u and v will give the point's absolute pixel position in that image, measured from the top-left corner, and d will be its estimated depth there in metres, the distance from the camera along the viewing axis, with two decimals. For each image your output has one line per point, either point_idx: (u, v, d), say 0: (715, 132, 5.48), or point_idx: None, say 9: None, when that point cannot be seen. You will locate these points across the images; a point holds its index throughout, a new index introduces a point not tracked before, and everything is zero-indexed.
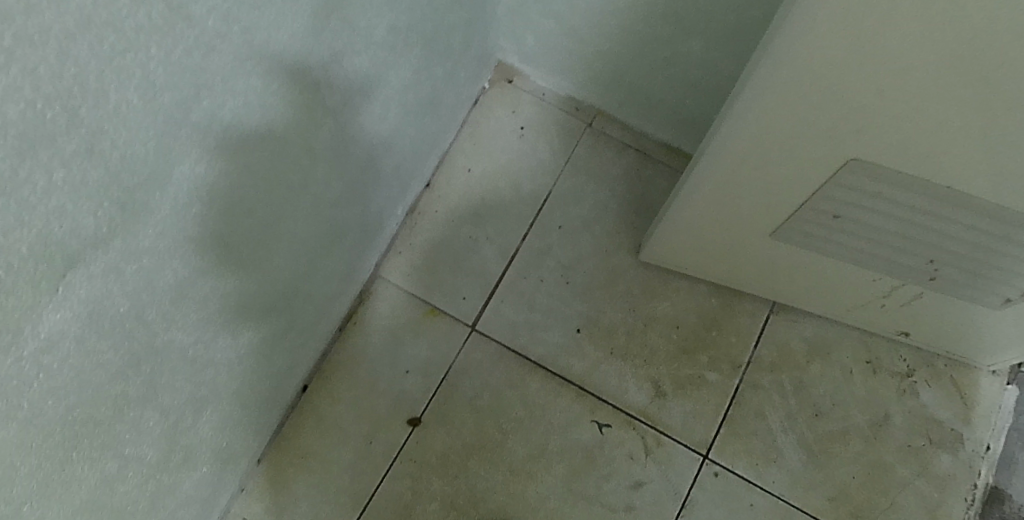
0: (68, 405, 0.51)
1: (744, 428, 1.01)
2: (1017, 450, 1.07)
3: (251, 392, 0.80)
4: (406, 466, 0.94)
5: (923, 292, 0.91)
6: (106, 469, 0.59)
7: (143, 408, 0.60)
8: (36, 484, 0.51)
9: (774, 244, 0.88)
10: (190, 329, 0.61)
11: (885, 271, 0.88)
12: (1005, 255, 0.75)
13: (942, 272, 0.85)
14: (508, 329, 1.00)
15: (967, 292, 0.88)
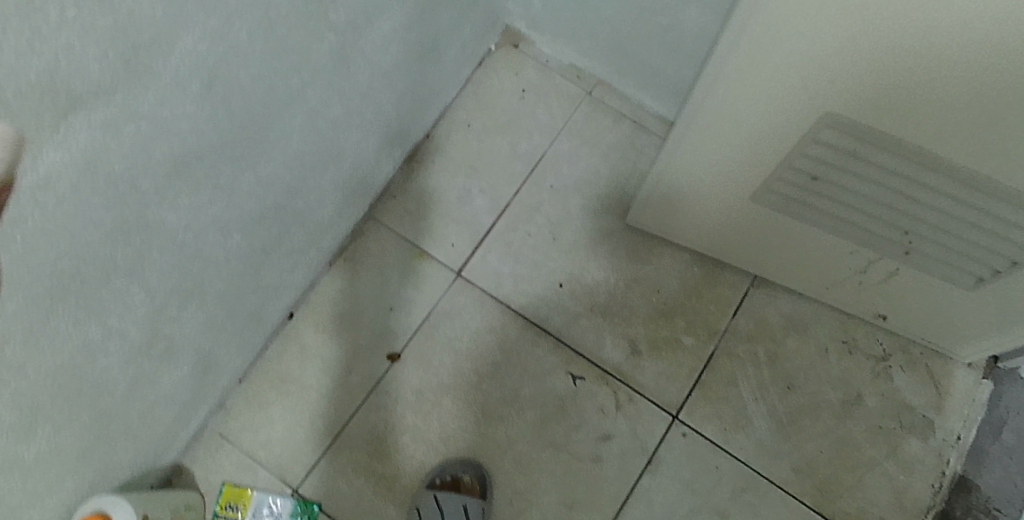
0: (59, 252, 0.54)
1: (716, 393, 1.04)
2: (988, 442, 1.06)
3: (237, 301, 0.83)
4: (382, 398, 0.97)
5: (899, 270, 0.92)
6: (89, 334, 0.63)
7: (130, 281, 0.64)
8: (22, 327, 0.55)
9: (756, 209, 0.91)
10: (181, 213, 0.65)
11: (862, 243, 0.90)
12: (976, 227, 0.77)
13: (916, 246, 0.86)
14: (492, 278, 1.03)
15: (942, 270, 0.88)
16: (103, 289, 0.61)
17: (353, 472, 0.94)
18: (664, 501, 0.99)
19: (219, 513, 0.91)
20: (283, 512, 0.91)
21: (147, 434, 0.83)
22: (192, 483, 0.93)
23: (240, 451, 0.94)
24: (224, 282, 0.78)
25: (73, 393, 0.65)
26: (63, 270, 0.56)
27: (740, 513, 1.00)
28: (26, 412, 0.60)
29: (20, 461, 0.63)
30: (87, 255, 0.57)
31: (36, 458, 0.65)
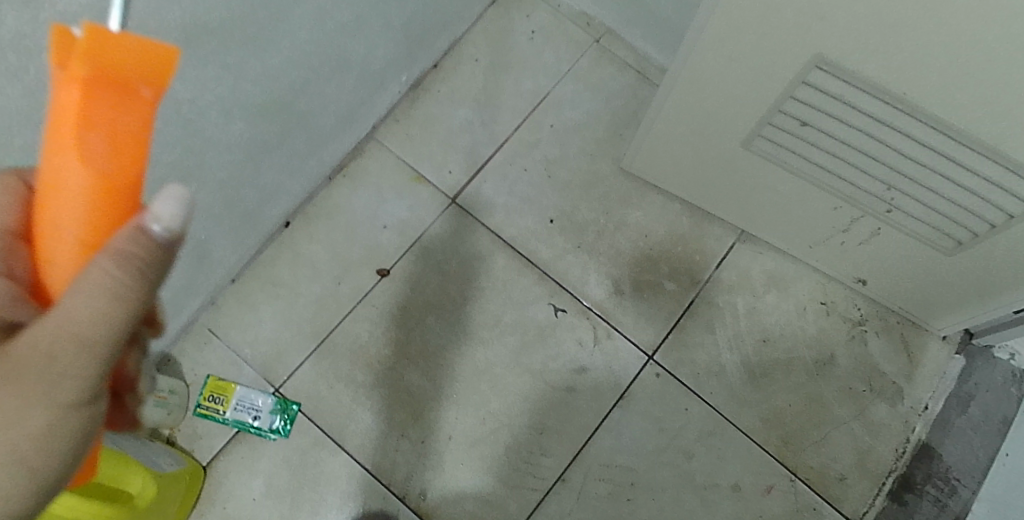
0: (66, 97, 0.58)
1: (693, 339, 1.06)
2: (954, 414, 1.07)
3: (236, 193, 0.88)
4: (366, 310, 1.02)
5: (880, 229, 0.94)
6: None
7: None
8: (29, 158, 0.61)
9: (747, 154, 0.93)
10: (190, 86, 0.68)
11: (845, 197, 0.91)
12: (956, 183, 0.78)
13: (898, 204, 0.87)
14: (485, 207, 1.07)
15: (921, 231, 0.90)
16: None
17: (334, 377, 0.99)
18: (631, 435, 1.02)
19: (202, 402, 0.97)
20: (263, 407, 0.97)
21: None
22: (178, 372, 0.98)
23: (227, 346, 1.00)
24: (226, 170, 0.83)
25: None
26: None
27: (704, 455, 1.03)
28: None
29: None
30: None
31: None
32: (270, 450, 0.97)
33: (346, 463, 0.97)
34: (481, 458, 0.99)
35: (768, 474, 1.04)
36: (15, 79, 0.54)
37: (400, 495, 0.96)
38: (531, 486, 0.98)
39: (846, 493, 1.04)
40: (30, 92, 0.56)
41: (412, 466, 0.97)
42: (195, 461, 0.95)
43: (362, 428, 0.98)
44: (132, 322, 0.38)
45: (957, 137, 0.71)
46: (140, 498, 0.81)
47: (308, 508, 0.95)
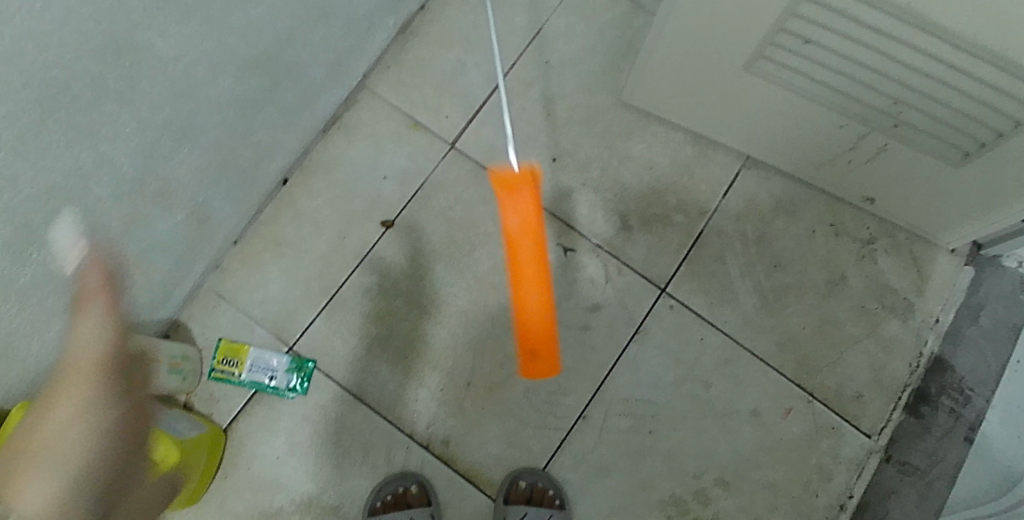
0: (46, 60, 0.56)
1: (704, 269, 1.05)
2: (965, 325, 1.06)
3: (231, 149, 0.86)
4: (374, 263, 1.01)
5: (887, 144, 0.91)
6: (82, 159, 0.65)
7: (122, 107, 0.66)
8: (13, 134, 0.56)
9: (748, 79, 0.90)
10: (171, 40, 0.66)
11: (850, 114, 0.88)
12: (964, 93, 0.75)
13: (905, 117, 0.85)
14: (486, 151, 1.04)
15: (929, 143, 0.88)
16: (91, 112, 0.63)
17: (347, 332, 0.99)
18: (648, 368, 1.02)
19: (216, 367, 0.96)
20: (278, 368, 0.96)
21: (144, 283, 0.85)
22: (189, 337, 0.98)
23: (237, 309, 0.99)
24: (220, 128, 0.81)
25: (65, 221, 0.68)
26: (54, 78, 0.58)
27: (722, 383, 1.03)
28: (22, 232, 0.63)
29: (14, 282, 0.66)
30: (76, 68, 0.59)
31: (30, 284, 0.68)
32: (290, 409, 0.97)
33: (366, 415, 0.97)
34: (501, 402, 0.98)
35: (786, 397, 1.03)
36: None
37: (423, 443, 0.97)
38: (553, 425, 0.99)
39: (864, 410, 1.04)
40: (10, 61, 0.52)
41: (433, 414, 0.97)
42: (215, 424, 0.95)
43: (379, 381, 0.98)
44: (103, 410, 0.63)
45: (966, 47, 0.68)
46: (163, 463, 0.79)
47: (333, 463, 0.96)
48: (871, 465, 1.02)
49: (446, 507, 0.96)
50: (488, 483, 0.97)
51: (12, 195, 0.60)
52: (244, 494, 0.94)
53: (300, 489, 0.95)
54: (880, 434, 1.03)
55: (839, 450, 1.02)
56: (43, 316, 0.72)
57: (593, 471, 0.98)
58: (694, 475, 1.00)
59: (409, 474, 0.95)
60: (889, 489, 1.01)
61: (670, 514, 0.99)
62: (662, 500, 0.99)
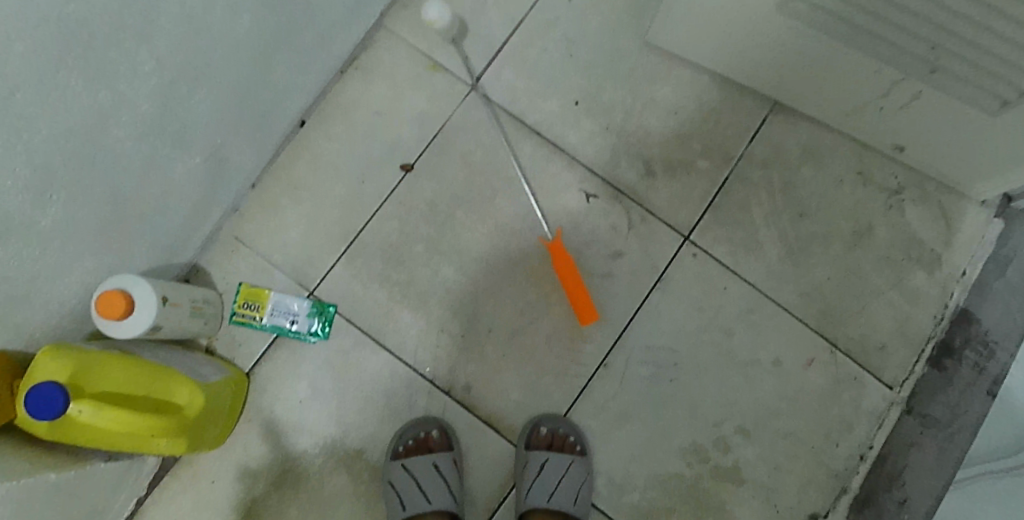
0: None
1: (728, 217, 1.03)
2: (992, 278, 1.04)
3: (249, 89, 0.83)
4: (394, 208, 0.99)
5: (921, 92, 0.86)
6: (99, 99, 0.62)
7: (140, 45, 0.63)
8: (29, 70, 0.54)
9: (778, 19, 0.85)
10: None
11: (885, 58, 0.83)
12: (998, 33, 0.72)
13: (944, 63, 0.80)
14: (507, 93, 1.03)
15: (965, 90, 0.82)
16: (109, 49, 0.60)
17: (367, 277, 0.98)
18: (671, 317, 1.01)
19: (237, 311, 0.95)
20: (299, 312, 0.95)
21: (163, 226, 0.84)
22: (209, 282, 0.97)
23: (256, 254, 0.98)
24: (239, 68, 0.78)
25: (83, 162, 0.65)
26: (70, 12, 0.54)
27: (744, 332, 1.02)
28: (40, 171, 0.61)
29: (36, 226, 0.64)
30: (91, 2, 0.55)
31: (52, 226, 0.66)
32: (311, 354, 0.96)
33: (388, 361, 0.96)
34: (522, 348, 0.98)
35: (809, 347, 1.02)
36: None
37: (445, 389, 0.96)
38: (574, 372, 0.98)
39: (886, 362, 1.02)
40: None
41: (454, 360, 0.97)
42: (237, 369, 0.94)
43: (400, 326, 0.97)
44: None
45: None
46: (189, 408, 0.75)
47: (354, 408, 0.96)
48: (892, 416, 1.01)
49: (466, 452, 0.96)
50: (510, 429, 0.96)
51: (29, 134, 0.57)
52: (267, 437, 0.94)
53: (322, 433, 0.95)
54: (902, 386, 1.02)
55: (861, 402, 1.01)
56: (68, 259, 0.70)
57: (614, 418, 0.98)
58: (714, 424, 0.99)
59: (430, 420, 0.94)
60: (909, 441, 1.00)
61: (689, 462, 0.98)
62: (682, 448, 0.98)
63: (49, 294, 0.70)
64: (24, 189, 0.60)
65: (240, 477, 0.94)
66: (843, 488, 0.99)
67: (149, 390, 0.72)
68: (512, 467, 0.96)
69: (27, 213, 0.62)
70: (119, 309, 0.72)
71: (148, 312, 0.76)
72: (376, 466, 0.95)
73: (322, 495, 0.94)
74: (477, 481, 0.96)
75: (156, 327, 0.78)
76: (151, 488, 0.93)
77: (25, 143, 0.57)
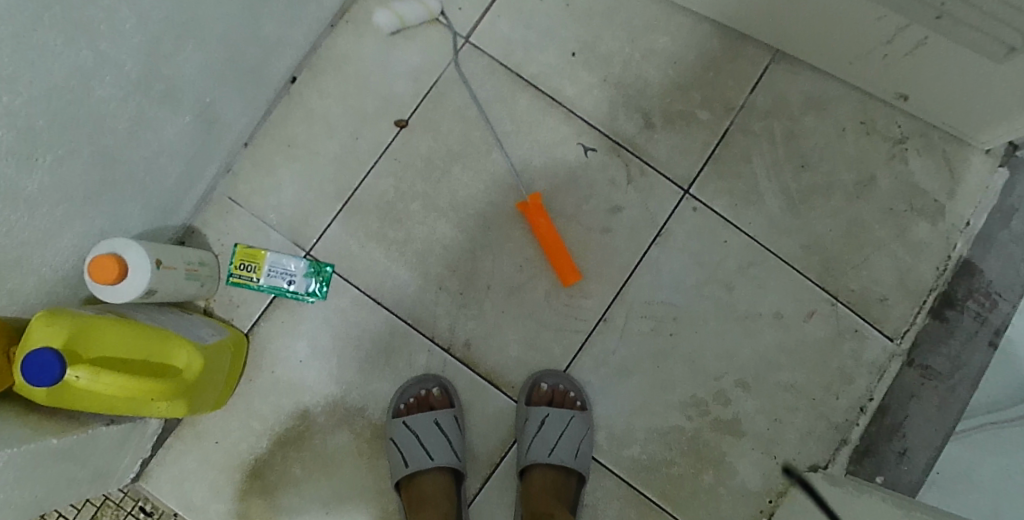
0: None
1: (729, 169, 1.02)
2: (996, 229, 1.03)
3: (237, 45, 0.80)
4: (390, 165, 0.98)
5: (927, 38, 0.83)
6: (82, 58, 0.61)
7: (120, 0, 0.61)
8: (6, 29, 0.52)
9: None
10: None
11: (891, 4, 0.81)
12: None
13: (950, 9, 0.78)
14: (503, 44, 1.00)
15: (972, 37, 0.79)
16: (87, 5, 0.58)
17: (364, 235, 0.97)
18: (671, 271, 1.00)
19: (234, 271, 0.94)
20: (296, 272, 0.95)
21: (155, 188, 0.82)
22: (205, 243, 0.96)
23: (251, 215, 0.97)
24: (226, 24, 0.76)
25: (69, 123, 0.64)
26: None
27: (745, 286, 1.01)
28: (23, 134, 0.59)
29: (22, 192, 0.62)
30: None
31: (38, 192, 0.64)
32: (310, 313, 0.96)
33: (388, 319, 0.96)
34: (522, 305, 0.97)
35: (809, 300, 1.02)
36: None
37: (445, 347, 0.96)
38: (574, 328, 0.98)
39: (888, 313, 1.02)
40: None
41: (454, 318, 0.96)
42: (236, 330, 0.94)
43: (399, 285, 0.97)
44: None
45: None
46: (189, 370, 0.75)
47: (355, 367, 0.96)
48: (892, 368, 1.01)
49: (467, 409, 0.97)
50: (510, 385, 0.97)
51: (11, 96, 0.56)
52: (269, 397, 0.95)
53: (323, 392, 0.95)
54: (903, 338, 1.02)
55: (861, 354, 1.01)
56: (57, 223, 0.69)
57: (614, 374, 0.98)
58: (715, 378, 1.00)
59: (431, 377, 0.95)
60: (910, 393, 1.01)
61: (689, 415, 0.99)
62: (682, 402, 0.99)
63: (41, 259, 0.69)
64: (8, 153, 0.58)
65: (243, 436, 0.94)
66: (842, 440, 1.00)
67: (146, 354, 0.72)
68: (514, 423, 0.96)
69: (12, 179, 0.60)
70: (109, 274, 0.71)
71: (142, 277, 0.75)
72: (378, 424, 0.95)
73: (325, 452, 0.94)
74: (479, 437, 0.97)
75: (151, 291, 0.78)
76: (155, 449, 0.94)
77: (6, 106, 0.56)
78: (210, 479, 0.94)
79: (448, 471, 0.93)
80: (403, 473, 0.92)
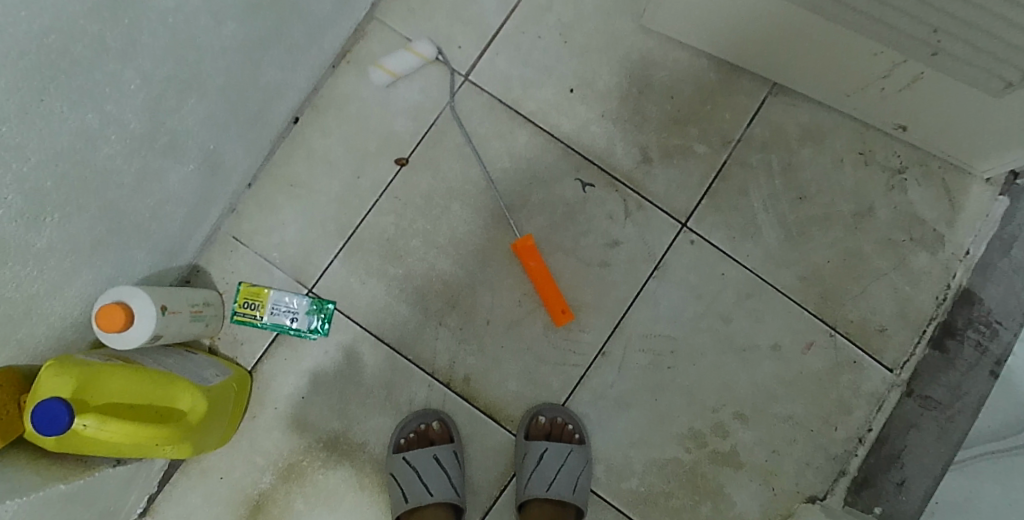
0: (40, 25, 0.53)
1: (726, 202, 1.02)
2: (996, 257, 1.01)
3: (239, 93, 0.82)
4: (390, 203, 1.00)
5: (924, 73, 0.82)
6: (88, 121, 0.63)
7: (123, 64, 0.63)
8: (15, 101, 0.54)
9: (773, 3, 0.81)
10: None
11: (886, 40, 0.79)
12: (1001, 16, 0.70)
13: (946, 46, 0.77)
14: (501, 82, 1.02)
15: (968, 72, 0.79)
16: (93, 72, 0.60)
17: (365, 272, 0.99)
18: (668, 305, 1.01)
19: (238, 310, 0.96)
20: (298, 309, 0.97)
21: (159, 233, 0.84)
22: (210, 282, 0.98)
23: (254, 252, 0.99)
24: (226, 75, 0.78)
25: (74, 180, 0.65)
26: (50, 45, 0.55)
27: (743, 318, 1.01)
28: (31, 196, 0.61)
29: (31, 248, 0.64)
30: (73, 31, 0.56)
31: (47, 247, 0.66)
32: (313, 349, 0.98)
33: (388, 355, 0.98)
34: (520, 340, 0.99)
35: (807, 331, 1.01)
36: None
37: (444, 381, 0.98)
38: (572, 362, 0.99)
39: (887, 343, 1.01)
40: (4, 33, 0.50)
41: (454, 353, 0.98)
42: (240, 368, 0.96)
43: (400, 320, 0.99)
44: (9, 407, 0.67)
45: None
46: (192, 413, 0.78)
47: (357, 401, 0.98)
48: (892, 399, 1.01)
49: (467, 442, 0.98)
50: (510, 419, 0.98)
51: (18, 163, 0.58)
52: (274, 432, 0.97)
53: (326, 427, 0.97)
54: (902, 368, 1.01)
55: (860, 384, 1.01)
56: (64, 275, 0.71)
57: (613, 406, 1.00)
58: (713, 410, 1.00)
59: (430, 412, 0.97)
60: (909, 423, 1.00)
61: (687, 447, 0.99)
62: (681, 434, 1.00)
63: (49, 310, 0.71)
64: (17, 215, 0.60)
65: (248, 471, 0.96)
66: (841, 470, 1.00)
67: (152, 399, 0.74)
68: (512, 456, 0.98)
69: (21, 237, 0.62)
70: (107, 325, 0.73)
71: (147, 324, 0.77)
72: (379, 458, 0.97)
73: (329, 486, 0.97)
74: (478, 470, 0.98)
75: (156, 336, 0.80)
76: (161, 484, 0.96)
77: (14, 173, 0.58)
78: (215, 513, 0.96)
79: (448, 505, 0.95)
80: (404, 507, 0.94)
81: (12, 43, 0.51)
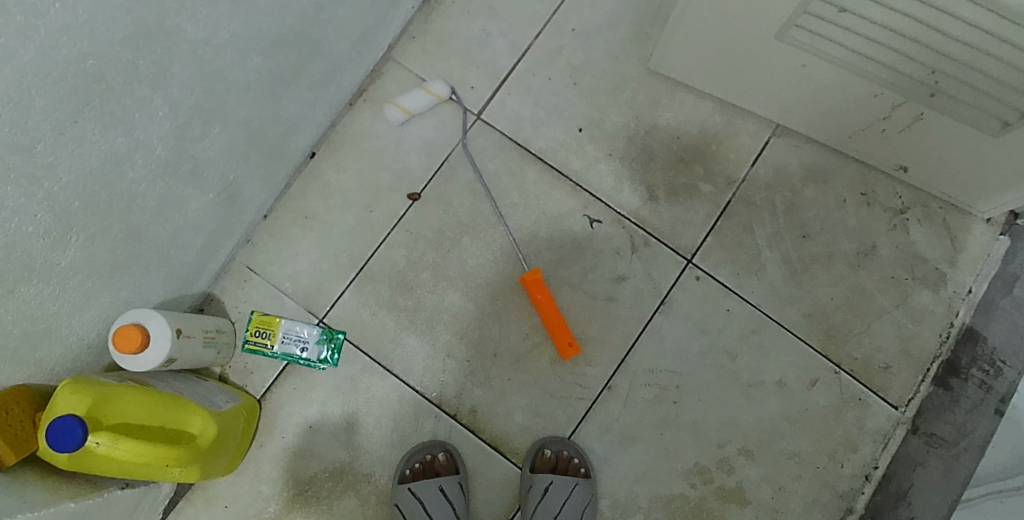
0: (80, 51, 0.56)
1: (731, 239, 1.04)
2: (999, 295, 1.02)
3: (260, 127, 0.86)
4: (401, 236, 1.02)
5: (923, 112, 0.84)
6: (115, 145, 0.66)
7: (153, 92, 0.66)
8: (49, 123, 0.57)
9: (776, 47, 0.84)
10: (201, 25, 0.66)
11: (885, 81, 0.82)
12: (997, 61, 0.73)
13: (944, 87, 0.79)
14: (512, 120, 1.05)
15: (966, 111, 0.81)
16: (123, 98, 0.63)
17: (376, 304, 1.01)
18: (674, 339, 1.02)
19: (249, 338, 0.98)
20: (309, 339, 0.99)
21: (177, 260, 0.87)
22: (223, 311, 1.00)
23: (267, 283, 1.01)
24: (250, 107, 0.81)
25: (99, 203, 0.68)
26: (88, 70, 0.58)
27: (748, 354, 1.02)
28: (59, 215, 0.64)
29: (55, 267, 0.66)
30: (109, 57, 0.59)
31: (71, 267, 0.69)
32: (322, 379, 0.99)
33: (396, 387, 0.99)
34: (527, 372, 1.00)
35: (812, 367, 1.02)
36: (25, 39, 0.51)
37: (451, 413, 0.99)
38: (578, 395, 1.00)
39: (892, 381, 1.01)
40: (44, 56, 0.53)
41: (460, 385, 0.99)
42: (250, 396, 0.97)
43: (409, 353, 1.00)
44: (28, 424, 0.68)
45: (1000, 11, 0.66)
46: (202, 437, 0.79)
47: (363, 431, 0.98)
48: (897, 437, 1.00)
49: (473, 474, 0.98)
50: (515, 451, 0.99)
51: (49, 182, 0.60)
52: (279, 462, 0.97)
53: (332, 457, 0.98)
54: (906, 406, 1.01)
55: (865, 421, 1.01)
56: (84, 297, 0.73)
57: (618, 440, 1.00)
58: (718, 445, 1.00)
59: (436, 443, 0.97)
60: (915, 461, 1.00)
61: (692, 483, 0.99)
62: (686, 469, 0.99)
63: (68, 330, 0.73)
64: (43, 234, 0.63)
65: (253, 500, 0.97)
66: (848, 509, 0.99)
67: (165, 421, 0.75)
68: (517, 489, 0.98)
69: (46, 256, 0.64)
70: (124, 345, 0.75)
71: (161, 349, 0.79)
72: (384, 489, 0.97)
73: (333, 516, 0.97)
74: (483, 502, 0.98)
75: (169, 360, 0.81)
76: (166, 513, 0.96)
77: (45, 192, 0.60)
78: None
79: None
80: None
81: (50, 67, 0.54)
